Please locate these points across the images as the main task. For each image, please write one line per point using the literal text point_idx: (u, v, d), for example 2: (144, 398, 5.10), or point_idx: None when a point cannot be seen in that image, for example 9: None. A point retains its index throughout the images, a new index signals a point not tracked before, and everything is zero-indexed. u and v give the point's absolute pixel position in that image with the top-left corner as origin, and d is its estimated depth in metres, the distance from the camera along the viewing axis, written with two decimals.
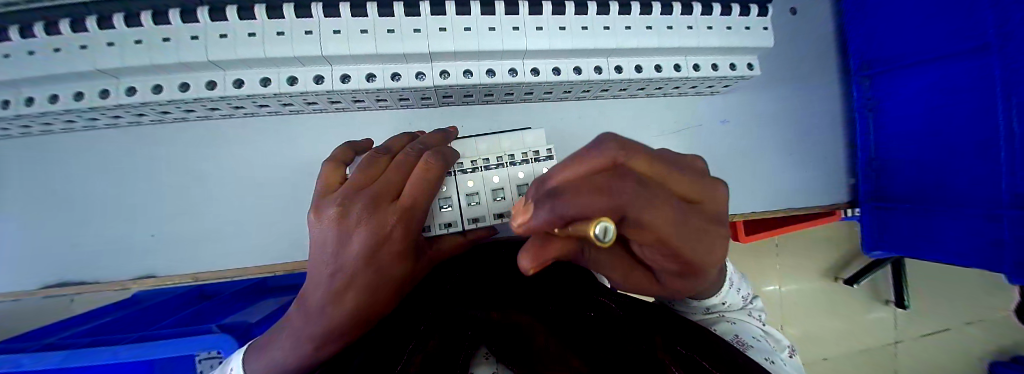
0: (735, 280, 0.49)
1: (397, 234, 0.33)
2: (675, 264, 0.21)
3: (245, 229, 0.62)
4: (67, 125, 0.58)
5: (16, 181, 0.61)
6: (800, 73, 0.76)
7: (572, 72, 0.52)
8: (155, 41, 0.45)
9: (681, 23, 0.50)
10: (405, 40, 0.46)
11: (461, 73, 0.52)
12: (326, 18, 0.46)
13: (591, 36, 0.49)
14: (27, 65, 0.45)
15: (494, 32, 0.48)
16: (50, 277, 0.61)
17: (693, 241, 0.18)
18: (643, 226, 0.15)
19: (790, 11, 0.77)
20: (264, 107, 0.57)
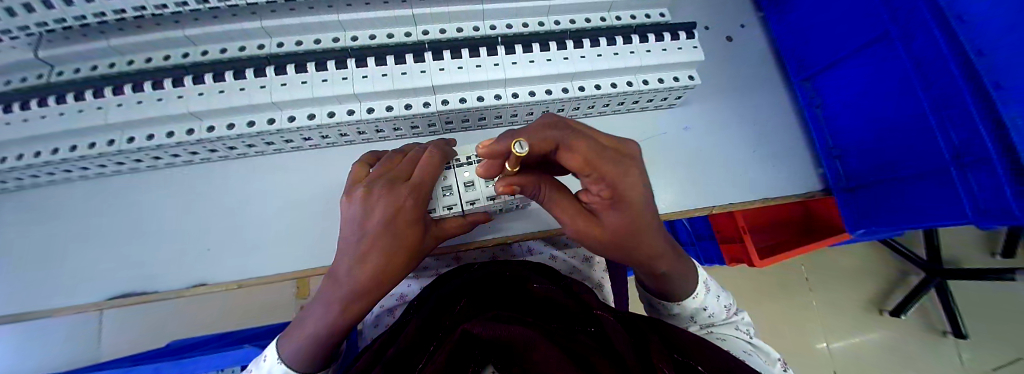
0: (714, 290, 0.59)
1: (408, 207, 0.41)
2: (608, 195, 0.32)
3: (255, 247, 0.67)
4: (137, 164, 0.70)
5: (79, 211, 0.71)
6: (753, 86, 0.87)
7: (544, 94, 0.64)
8: (214, 93, 0.60)
9: (625, 50, 0.63)
10: (413, 79, 0.59)
11: (458, 101, 0.63)
12: (357, 67, 0.60)
13: (554, 64, 0.60)
14: (129, 113, 0.60)
15: (480, 67, 0.60)
16: (66, 300, 0.64)
17: (610, 167, 0.30)
18: (572, 147, 0.29)
19: (728, 38, 0.91)
20: (308, 140, 0.69)
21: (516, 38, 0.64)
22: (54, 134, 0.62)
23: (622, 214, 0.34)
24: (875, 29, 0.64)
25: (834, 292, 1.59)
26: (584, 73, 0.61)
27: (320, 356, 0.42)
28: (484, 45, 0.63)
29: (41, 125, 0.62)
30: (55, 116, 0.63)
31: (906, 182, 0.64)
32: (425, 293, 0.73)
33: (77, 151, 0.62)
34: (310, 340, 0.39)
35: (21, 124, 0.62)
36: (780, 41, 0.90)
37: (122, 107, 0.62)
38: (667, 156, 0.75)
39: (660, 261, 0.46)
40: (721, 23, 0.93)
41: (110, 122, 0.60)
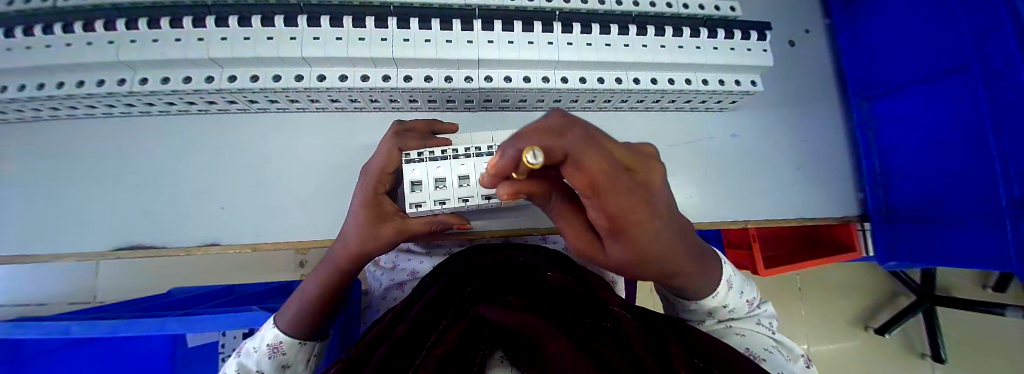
0: (737, 284, 0.53)
1: (364, 198, 0.48)
2: (606, 223, 0.22)
3: (273, 209, 0.64)
4: (147, 108, 0.66)
5: (85, 152, 0.67)
6: (801, 99, 0.84)
7: (595, 82, 0.60)
8: (237, 40, 0.54)
9: (689, 43, 0.61)
10: (459, 49, 0.55)
11: (502, 79, 0.59)
12: (398, 29, 0.55)
13: (612, 50, 0.58)
14: (142, 51, 0.55)
15: (532, 44, 0.56)
16: (70, 244, 0.62)
17: (621, 196, 0.18)
18: (581, 164, 0.15)
19: (790, 43, 0.88)
20: (335, 102, 0.64)
21: (574, 15, 0.60)
22: (60, 66, 0.57)
23: (616, 240, 0.25)
24: (956, 57, 0.61)
25: (826, 307, 1.65)
26: (642, 63, 0.59)
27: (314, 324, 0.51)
28: (539, 19, 0.58)
29: (49, 54, 0.57)
30: (59, 46, 0.57)
31: (959, 221, 0.64)
32: (436, 270, 0.71)
33: (82, 87, 0.57)
34: (305, 302, 0.50)
35: (24, 50, 0.57)
36: (844, 56, 0.85)
37: (133, 44, 0.56)
38: (702, 162, 0.75)
39: (679, 276, 0.39)
40: (785, 26, 0.89)
41: (122, 59, 0.55)
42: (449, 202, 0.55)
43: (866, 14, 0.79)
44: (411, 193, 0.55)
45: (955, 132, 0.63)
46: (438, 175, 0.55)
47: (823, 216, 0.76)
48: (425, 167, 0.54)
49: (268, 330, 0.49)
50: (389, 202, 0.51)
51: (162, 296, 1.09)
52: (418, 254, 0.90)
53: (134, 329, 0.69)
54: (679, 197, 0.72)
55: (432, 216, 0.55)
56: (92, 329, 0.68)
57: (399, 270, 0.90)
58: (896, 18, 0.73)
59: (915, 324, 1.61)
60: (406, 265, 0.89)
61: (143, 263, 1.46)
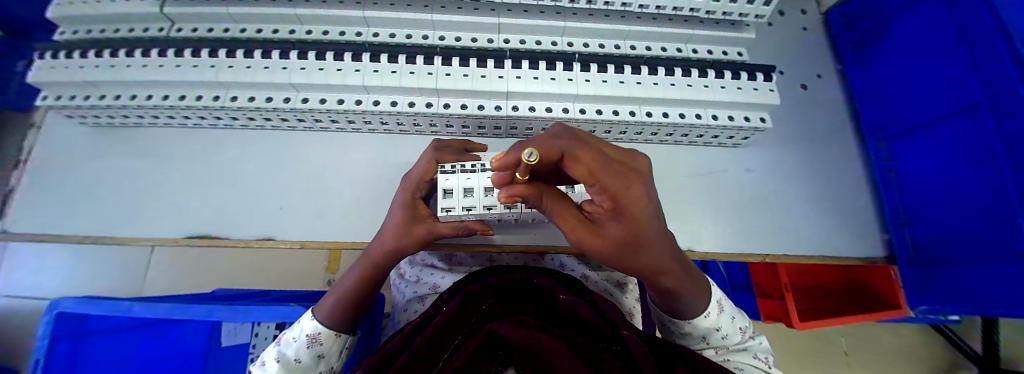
0: (726, 310, 0.58)
1: (404, 200, 0.61)
2: (610, 206, 0.29)
3: (319, 211, 0.73)
4: (232, 122, 0.80)
5: (174, 154, 0.80)
6: (816, 139, 0.86)
7: (610, 114, 0.67)
8: (313, 69, 0.66)
9: (695, 83, 0.68)
10: (492, 82, 0.64)
11: (527, 108, 0.67)
12: (443, 65, 0.66)
13: (627, 87, 0.65)
14: (237, 75, 0.68)
15: (555, 80, 0.65)
16: (148, 230, 0.72)
17: (621, 183, 0.25)
18: (577, 158, 0.25)
19: (801, 87, 0.93)
20: (386, 124, 0.75)
21: (594, 57, 0.69)
22: (171, 83, 0.71)
23: (618, 227, 0.31)
24: (964, 98, 0.63)
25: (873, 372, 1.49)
26: (654, 99, 0.65)
27: (344, 319, 0.57)
28: (562, 59, 0.68)
29: (165, 73, 0.71)
30: (172, 68, 0.72)
31: (989, 263, 0.60)
32: (454, 288, 0.75)
33: (184, 102, 0.71)
34: (341, 294, 0.58)
35: (150, 70, 0.73)
36: (859, 100, 0.88)
37: (228, 68, 0.69)
38: (716, 195, 0.79)
39: (669, 278, 0.44)
40: (795, 71, 0.96)
41: (218, 80, 0.68)
42: (477, 208, 0.61)
43: (881, 63, 0.84)
44: (444, 199, 0.60)
45: (967, 170, 0.63)
46: (467, 185, 0.61)
47: (847, 255, 0.74)
48: (456, 177, 0.61)
49: (308, 322, 0.57)
50: (423, 206, 0.62)
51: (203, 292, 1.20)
52: (440, 269, 0.96)
53: (188, 314, 0.79)
54: (693, 229, 0.74)
55: (458, 222, 0.61)
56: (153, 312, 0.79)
57: (422, 284, 0.95)
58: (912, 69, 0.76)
59: None
60: (429, 279, 0.95)
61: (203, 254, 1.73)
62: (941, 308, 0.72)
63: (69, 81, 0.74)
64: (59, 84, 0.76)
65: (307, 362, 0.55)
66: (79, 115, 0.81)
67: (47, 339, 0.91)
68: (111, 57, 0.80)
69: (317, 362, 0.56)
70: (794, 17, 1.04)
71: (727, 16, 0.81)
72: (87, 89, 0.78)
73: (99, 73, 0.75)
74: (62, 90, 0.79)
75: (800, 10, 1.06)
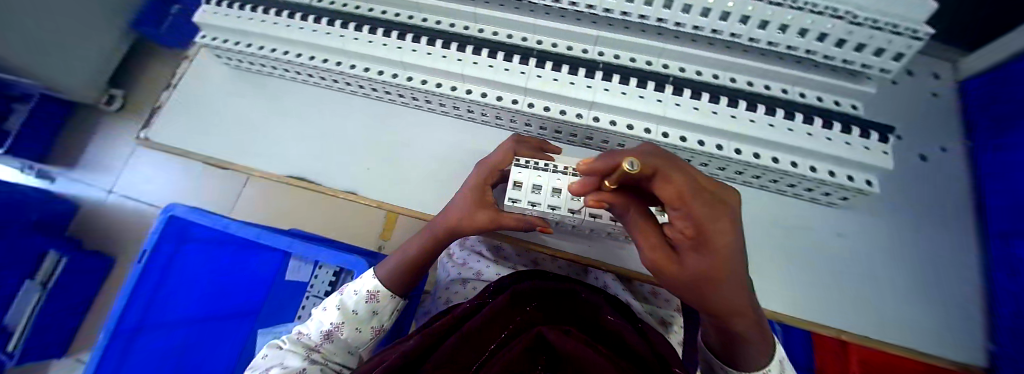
0: (787, 371, 0.53)
1: (475, 182, 0.67)
2: (691, 235, 0.27)
3: (427, 186, 0.85)
4: (373, 93, 0.96)
5: (320, 115, 0.99)
6: (900, 207, 0.86)
7: (697, 143, 0.83)
8: (456, 60, 0.81)
9: (785, 126, 0.80)
10: (614, 97, 0.80)
11: (631, 126, 0.83)
12: (580, 76, 0.82)
13: (718, 118, 0.79)
14: (388, 53, 0.83)
15: (665, 104, 0.81)
16: (292, 171, 0.92)
17: (707, 212, 0.23)
18: (670, 179, 0.25)
19: (921, 158, 0.91)
20: (520, 123, 0.90)
21: (701, 88, 0.84)
22: (335, 49, 0.88)
23: (697, 262, 0.28)
24: None
25: None
26: (747, 136, 0.78)
27: (398, 277, 0.64)
28: (671, 85, 0.83)
29: (343, 42, 0.88)
30: (347, 39, 0.89)
31: None
32: (501, 282, 0.75)
33: (352, 69, 0.88)
34: (400, 253, 0.66)
35: (332, 37, 0.89)
36: (988, 189, 0.84)
37: (388, 46, 0.85)
38: (781, 243, 0.85)
39: (737, 323, 0.39)
40: (913, 138, 0.94)
41: (380, 57, 0.85)
42: (561, 208, 0.65)
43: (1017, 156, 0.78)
44: (513, 191, 0.66)
45: None
46: (557, 185, 0.66)
47: (884, 329, 0.76)
48: (549, 175, 0.67)
49: (370, 279, 0.64)
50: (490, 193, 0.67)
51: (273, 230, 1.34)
52: (486, 259, 0.96)
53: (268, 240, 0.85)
54: None
55: (523, 216, 0.65)
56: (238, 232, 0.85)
57: (466, 268, 0.96)
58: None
59: None
60: (474, 265, 0.95)
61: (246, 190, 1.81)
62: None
63: (270, 34, 0.93)
64: (253, 35, 0.94)
65: (362, 315, 0.61)
66: (258, 62, 1.01)
67: (157, 237, 1.06)
68: (290, 17, 0.95)
69: (371, 317, 0.63)
70: (922, 80, 1.01)
71: (846, 65, 0.82)
72: (274, 41, 0.95)
73: (286, 32, 0.92)
74: (249, 39, 0.98)
75: (933, 73, 1.02)
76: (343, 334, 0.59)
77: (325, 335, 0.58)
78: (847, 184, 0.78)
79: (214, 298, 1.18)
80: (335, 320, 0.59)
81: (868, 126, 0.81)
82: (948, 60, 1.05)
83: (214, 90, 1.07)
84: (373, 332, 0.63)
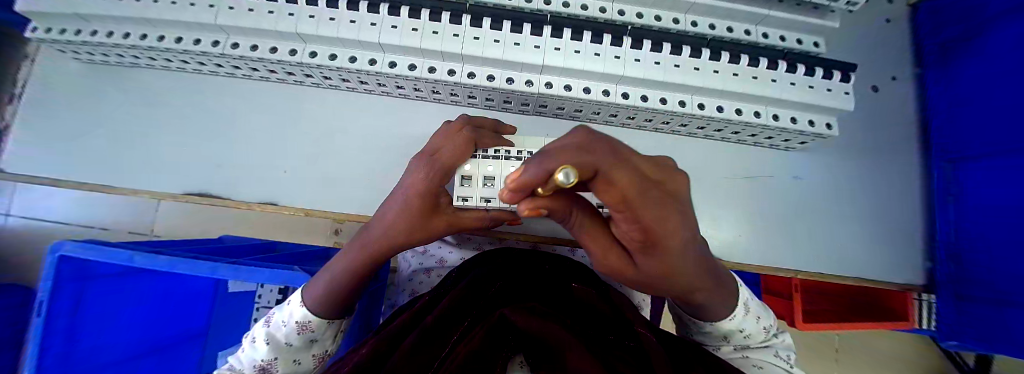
0: (753, 309, 0.52)
1: (416, 182, 0.44)
2: (640, 239, 0.21)
3: (357, 182, 0.78)
4: (269, 75, 0.84)
5: (215, 113, 0.85)
6: (853, 149, 0.87)
7: (640, 99, 0.69)
8: (345, 22, 0.69)
9: (744, 71, 0.68)
10: (527, 52, 0.65)
11: (563, 87, 0.69)
12: (490, 29, 0.67)
13: (661, 69, 0.66)
14: (277, 24, 0.69)
15: (598, 56, 0.66)
16: (194, 187, 0.79)
17: (659, 215, 0.17)
18: (612, 182, 0.15)
19: (870, 88, 0.94)
20: (436, 93, 0.80)
21: (643, 33, 0.68)
22: (207, 24, 0.72)
23: (648, 258, 0.24)
24: None
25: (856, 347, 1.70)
26: (706, 89, 0.67)
27: (335, 304, 0.52)
28: (610, 32, 0.67)
29: (199, 12, 0.73)
30: (201, 6, 0.73)
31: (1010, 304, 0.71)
32: (464, 266, 0.73)
33: (217, 47, 0.74)
34: (330, 278, 0.51)
35: (191, 6, 0.73)
36: (933, 121, 0.89)
37: (256, 12, 0.71)
38: (752, 198, 0.78)
39: (699, 295, 0.37)
40: (869, 71, 0.95)
41: (244, 27, 0.71)
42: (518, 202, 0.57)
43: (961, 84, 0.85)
44: (461, 187, 0.57)
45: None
46: (489, 173, 0.57)
47: (844, 271, 0.77)
48: (476, 163, 0.56)
49: (296, 307, 0.51)
50: (444, 193, 0.47)
51: (213, 244, 1.25)
52: (448, 243, 0.92)
53: (189, 267, 0.81)
54: (721, 232, 0.75)
55: (482, 211, 0.54)
56: (152, 263, 0.81)
57: (428, 256, 0.93)
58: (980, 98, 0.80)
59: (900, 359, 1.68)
60: (436, 252, 0.92)
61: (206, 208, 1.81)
62: (972, 344, 0.79)
63: (112, 13, 0.75)
64: (105, 18, 0.77)
65: (299, 345, 0.52)
66: (127, 54, 0.84)
67: (53, 284, 0.91)
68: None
69: (310, 345, 0.54)
70: (877, 5, 1.00)
71: None
72: (122, 24, 0.79)
73: (146, 8, 0.74)
74: (103, 25, 0.80)
75: None
76: (279, 369, 0.52)
77: (259, 369, 0.51)
78: (808, 131, 0.69)
79: (140, 330, 1.17)
80: (265, 357, 0.50)
81: (832, 62, 0.70)
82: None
83: (74, 94, 0.88)
84: (316, 359, 0.57)
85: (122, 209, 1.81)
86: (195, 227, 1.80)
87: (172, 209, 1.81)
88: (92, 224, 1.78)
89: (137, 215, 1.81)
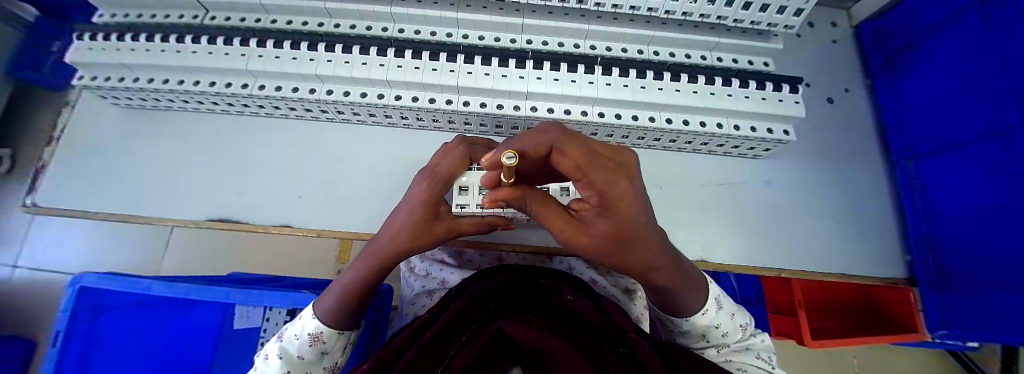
0: (725, 308, 0.57)
1: (419, 195, 0.49)
2: (597, 203, 0.30)
3: (364, 204, 0.84)
4: (286, 111, 0.94)
5: (236, 147, 0.94)
6: (826, 156, 0.93)
7: (614, 117, 0.77)
8: (356, 63, 0.79)
9: (705, 89, 0.76)
10: (513, 82, 0.74)
11: (545, 110, 0.78)
12: (481, 64, 0.77)
13: (630, 90, 0.74)
14: (297, 67, 0.80)
15: (576, 82, 0.74)
16: (212, 214, 0.85)
17: (607, 181, 0.27)
18: (568, 154, 0.27)
19: (829, 100, 1.02)
20: (435, 122, 0.89)
21: (615, 61, 0.78)
22: (239, 70, 0.83)
23: (604, 225, 0.31)
24: (993, 124, 0.70)
25: (872, 364, 1.62)
26: (673, 105, 0.74)
27: (344, 315, 0.56)
28: (583, 63, 0.77)
29: (232, 60, 0.84)
30: (235, 56, 0.85)
31: (989, 288, 0.71)
32: (463, 284, 0.76)
33: (244, 89, 0.84)
34: (341, 289, 0.55)
35: (226, 56, 0.86)
36: (891, 128, 0.95)
37: (281, 59, 0.83)
38: (736, 205, 0.82)
39: (660, 276, 0.42)
40: (830, 84, 1.03)
41: (269, 71, 0.81)
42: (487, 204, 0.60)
43: (909, 87, 0.90)
44: (459, 196, 0.65)
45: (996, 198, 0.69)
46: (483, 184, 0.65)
47: (836, 272, 0.78)
48: (472, 174, 0.65)
49: (309, 320, 0.55)
50: (444, 205, 0.53)
51: (221, 274, 1.28)
52: (449, 266, 0.96)
53: (203, 293, 0.85)
54: (711, 239, 0.78)
55: (480, 217, 0.59)
56: (169, 290, 0.85)
57: (430, 278, 0.96)
58: (929, 96, 0.85)
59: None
60: (438, 274, 0.95)
61: (218, 241, 1.89)
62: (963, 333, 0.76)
63: (156, 65, 0.87)
64: (148, 67, 0.88)
65: (311, 359, 0.55)
66: (163, 98, 0.95)
67: (70, 312, 0.99)
68: (191, 43, 0.90)
69: (321, 358, 0.57)
70: (825, 29, 1.12)
71: (757, 26, 0.79)
72: (164, 74, 0.90)
73: (186, 59, 0.86)
74: (146, 74, 0.91)
75: (832, 22, 1.13)
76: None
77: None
78: (769, 138, 0.75)
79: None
80: (277, 371, 0.52)
81: (784, 79, 0.78)
82: (841, 8, 1.16)
83: (111, 135, 0.98)
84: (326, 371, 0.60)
85: (138, 245, 1.89)
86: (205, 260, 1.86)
87: (187, 244, 1.90)
88: (106, 262, 1.84)
89: (152, 251, 1.88)
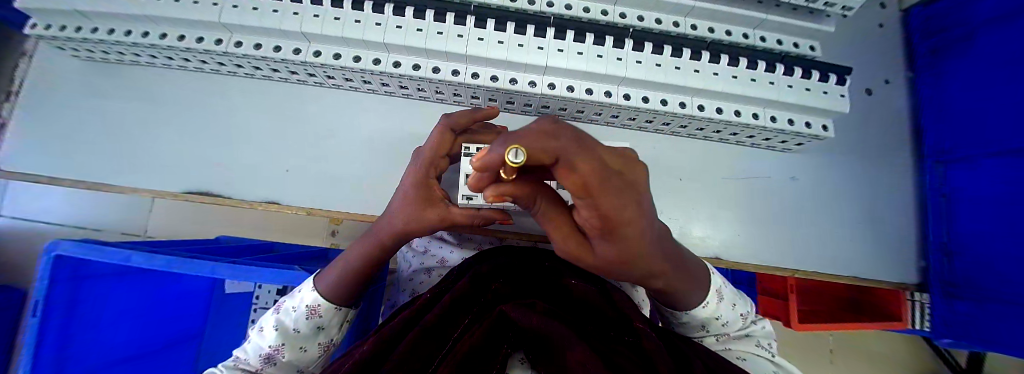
0: (726, 297, 0.56)
1: (415, 177, 0.50)
2: (597, 226, 0.19)
3: (360, 181, 0.78)
4: (271, 74, 0.84)
5: (215, 113, 0.85)
6: (848, 151, 0.89)
7: (641, 101, 0.70)
8: (349, 21, 0.69)
9: (743, 74, 0.69)
10: (530, 54, 0.66)
11: (565, 88, 0.70)
12: (494, 30, 0.68)
13: (663, 71, 0.67)
14: (281, 23, 0.69)
15: (602, 58, 0.67)
16: (194, 186, 0.79)
17: (617, 204, 0.15)
18: (572, 170, 0.12)
19: (865, 91, 0.96)
20: (439, 93, 0.81)
21: (645, 35, 0.69)
22: (210, 22, 0.72)
23: (605, 244, 0.22)
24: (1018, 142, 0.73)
25: (847, 344, 1.72)
26: (706, 90, 0.68)
27: (340, 296, 0.53)
28: (611, 35, 0.68)
29: (202, 9, 0.73)
30: (206, 4, 0.73)
31: (999, 302, 0.76)
32: (465, 264, 0.73)
33: (220, 45, 0.74)
34: (337, 269, 0.53)
35: (196, 5, 0.74)
36: (925, 128, 0.92)
37: (261, 11, 0.71)
38: (752, 199, 0.80)
39: (662, 280, 0.38)
40: (863, 74, 0.98)
41: (248, 25, 0.70)
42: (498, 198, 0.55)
43: (955, 83, 0.88)
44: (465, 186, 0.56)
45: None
46: None
47: (839, 270, 0.78)
48: None
49: (307, 292, 0.53)
50: (437, 187, 0.51)
51: (210, 244, 1.24)
52: (448, 244, 0.93)
53: (189, 267, 0.81)
54: (722, 233, 0.76)
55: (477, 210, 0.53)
56: (152, 262, 0.80)
57: (429, 256, 0.93)
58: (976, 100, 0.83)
59: (892, 358, 1.70)
60: (437, 253, 0.92)
61: (205, 209, 1.81)
62: (967, 342, 0.83)
63: (114, 10, 0.75)
64: (105, 14, 0.76)
65: (307, 333, 0.52)
66: (128, 52, 0.83)
67: (49, 283, 0.92)
68: None
69: (317, 333, 0.54)
70: (868, 11, 1.03)
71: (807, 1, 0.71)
72: (124, 22, 0.78)
73: (148, 6, 0.74)
74: (104, 22, 0.79)
75: (876, 3, 1.03)
76: (285, 356, 0.51)
77: (265, 358, 0.51)
78: (803, 131, 0.71)
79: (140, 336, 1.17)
80: (272, 343, 0.50)
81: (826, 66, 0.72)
82: None
83: (71, 91, 0.87)
84: (321, 348, 0.55)
85: (117, 210, 1.79)
86: (192, 227, 1.79)
87: (170, 210, 1.81)
88: (86, 226, 1.77)
89: (134, 217, 1.80)
